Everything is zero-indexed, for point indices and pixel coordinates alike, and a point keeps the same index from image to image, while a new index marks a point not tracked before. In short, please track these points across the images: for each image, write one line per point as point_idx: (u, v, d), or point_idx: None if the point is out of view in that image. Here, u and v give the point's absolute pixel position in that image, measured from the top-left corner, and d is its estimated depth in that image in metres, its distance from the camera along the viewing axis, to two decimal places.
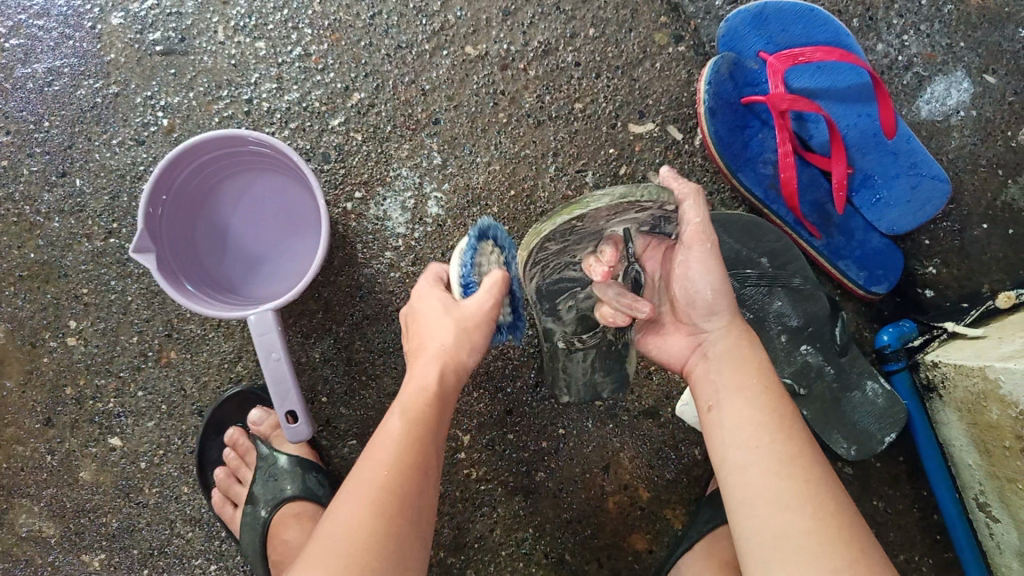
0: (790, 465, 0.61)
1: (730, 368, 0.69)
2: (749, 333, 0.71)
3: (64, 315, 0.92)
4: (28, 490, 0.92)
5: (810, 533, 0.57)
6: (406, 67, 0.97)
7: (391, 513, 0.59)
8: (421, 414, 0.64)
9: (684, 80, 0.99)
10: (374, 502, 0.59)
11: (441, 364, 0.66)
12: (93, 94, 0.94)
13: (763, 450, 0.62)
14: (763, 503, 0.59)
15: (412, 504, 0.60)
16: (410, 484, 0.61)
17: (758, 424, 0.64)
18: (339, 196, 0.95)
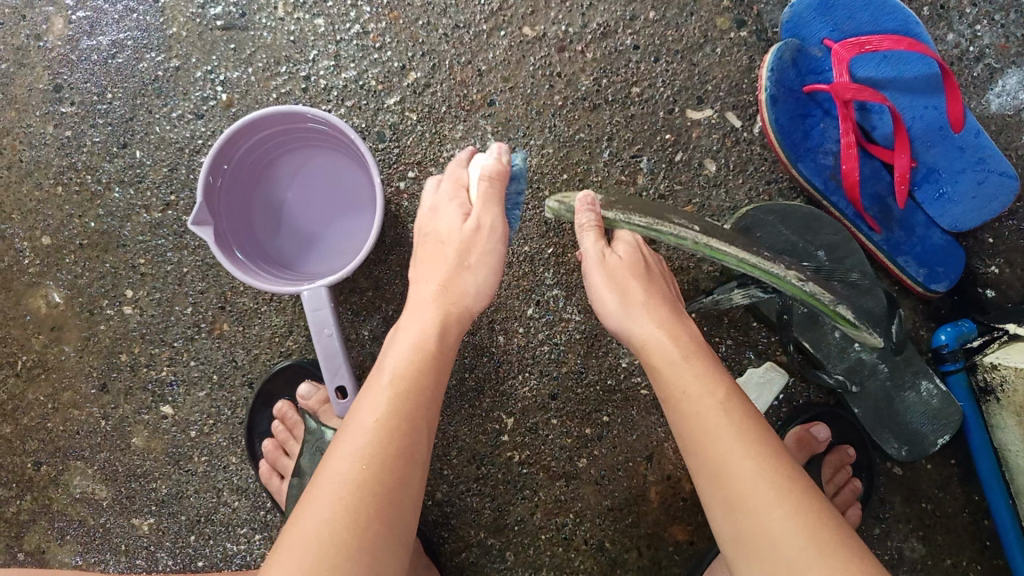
0: (732, 437, 0.60)
1: (671, 373, 0.66)
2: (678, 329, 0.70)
3: (121, 284, 0.94)
4: (81, 453, 0.94)
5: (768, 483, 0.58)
6: (462, 47, 0.96)
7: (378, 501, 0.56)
8: (398, 407, 0.61)
9: (745, 67, 0.97)
10: (351, 493, 0.56)
11: (417, 351, 0.65)
12: (155, 67, 0.96)
13: (717, 450, 0.60)
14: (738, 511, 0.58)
15: (400, 489, 0.58)
16: (392, 472, 0.58)
17: (701, 413, 0.63)
18: (393, 174, 0.96)
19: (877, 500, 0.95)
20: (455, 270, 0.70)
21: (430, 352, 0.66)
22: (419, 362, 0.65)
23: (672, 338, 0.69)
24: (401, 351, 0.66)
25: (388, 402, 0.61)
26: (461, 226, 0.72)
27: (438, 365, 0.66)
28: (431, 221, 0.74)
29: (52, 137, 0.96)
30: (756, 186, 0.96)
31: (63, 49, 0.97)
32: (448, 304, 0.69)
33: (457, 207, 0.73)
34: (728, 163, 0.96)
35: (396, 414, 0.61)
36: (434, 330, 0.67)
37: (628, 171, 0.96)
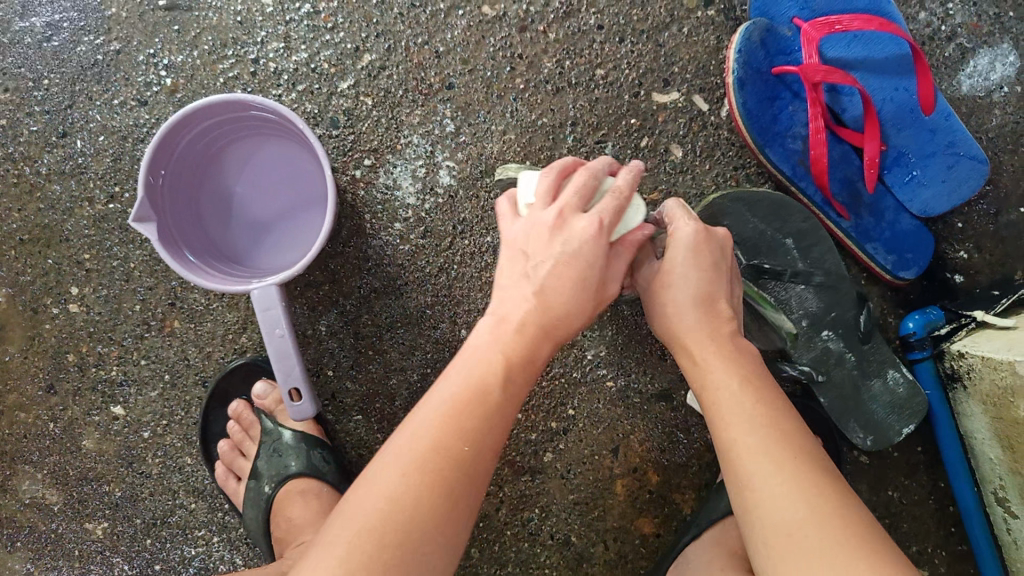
0: (751, 406, 0.60)
1: (706, 348, 0.63)
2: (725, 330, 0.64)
3: (66, 282, 0.90)
4: (31, 457, 0.91)
5: (787, 451, 0.56)
6: (419, 27, 0.92)
7: (433, 498, 0.52)
8: (473, 393, 0.56)
9: (712, 47, 0.94)
10: (425, 465, 0.53)
11: (505, 344, 0.59)
12: (93, 51, 0.91)
13: (739, 419, 0.59)
14: (748, 499, 0.56)
15: (461, 480, 0.53)
16: (466, 453, 0.54)
17: (732, 381, 0.61)
18: (348, 162, 0.92)
19: None
20: (576, 314, 0.60)
21: (539, 362, 0.60)
22: (515, 361, 0.58)
23: (719, 336, 0.64)
24: (481, 334, 0.60)
25: (464, 387, 0.57)
26: (604, 262, 0.60)
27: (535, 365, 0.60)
28: (565, 234, 0.59)
29: None
30: (724, 172, 0.94)
31: None
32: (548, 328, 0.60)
33: (597, 224, 0.59)
34: (694, 149, 0.93)
35: (465, 399, 0.56)
36: (534, 326, 0.59)
37: (592, 157, 0.93)
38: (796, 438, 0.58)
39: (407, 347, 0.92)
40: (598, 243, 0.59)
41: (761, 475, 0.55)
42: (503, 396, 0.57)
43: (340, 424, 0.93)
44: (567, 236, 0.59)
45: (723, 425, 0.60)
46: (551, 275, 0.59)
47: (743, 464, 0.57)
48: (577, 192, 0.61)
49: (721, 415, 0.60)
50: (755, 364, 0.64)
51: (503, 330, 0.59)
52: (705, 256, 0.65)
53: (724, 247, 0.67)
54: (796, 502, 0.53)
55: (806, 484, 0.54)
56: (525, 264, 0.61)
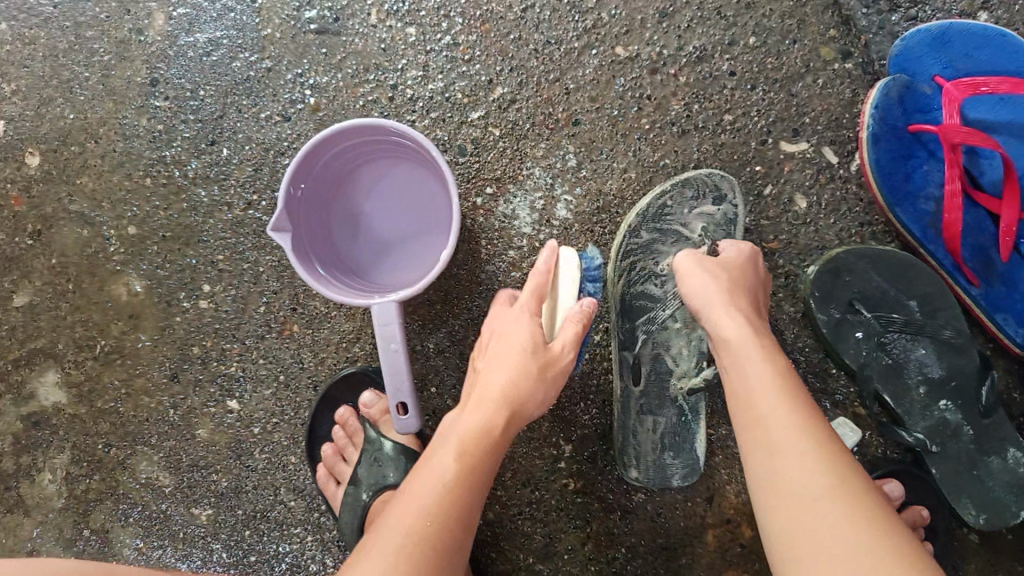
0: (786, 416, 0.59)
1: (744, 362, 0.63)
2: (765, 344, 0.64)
3: (199, 279, 0.96)
4: (151, 439, 0.97)
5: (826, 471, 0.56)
6: (552, 64, 0.94)
7: (442, 542, 0.60)
8: (457, 477, 0.63)
9: (847, 100, 0.92)
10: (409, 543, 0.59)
11: (484, 426, 0.66)
12: (247, 68, 0.97)
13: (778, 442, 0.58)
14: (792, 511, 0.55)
15: (462, 542, 0.62)
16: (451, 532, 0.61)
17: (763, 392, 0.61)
18: (470, 189, 0.95)
19: (950, 567, 0.91)
20: (530, 380, 0.69)
21: (497, 432, 0.66)
22: (481, 436, 0.66)
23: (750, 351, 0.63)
24: (462, 421, 0.67)
25: (444, 477, 0.63)
26: (509, 343, 0.72)
27: (500, 445, 0.67)
28: (507, 328, 0.74)
29: (144, 130, 0.99)
30: (848, 227, 0.91)
31: (163, 45, 0.98)
32: (512, 403, 0.68)
33: (521, 313, 0.75)
34: (820, 201, 0.92)
35: (449, 480, 0.63)
36: (501, 410, 0.67)
37: None
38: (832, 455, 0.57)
39: None
40: (523, 317, 0.74)
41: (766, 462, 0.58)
42: (480, 478, 0.65)
43: None
44: (501, 321, 0.76)
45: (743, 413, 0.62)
46: (493, 345, 0.73)
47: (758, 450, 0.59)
48: (534, 292, 0.76)
49: (747, 396, 0.62)
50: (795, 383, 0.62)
51: (477, 399, 0.69)
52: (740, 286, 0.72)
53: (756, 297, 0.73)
54: (808, 473, 0.56)
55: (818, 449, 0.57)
56: (498, 336, 0.74)
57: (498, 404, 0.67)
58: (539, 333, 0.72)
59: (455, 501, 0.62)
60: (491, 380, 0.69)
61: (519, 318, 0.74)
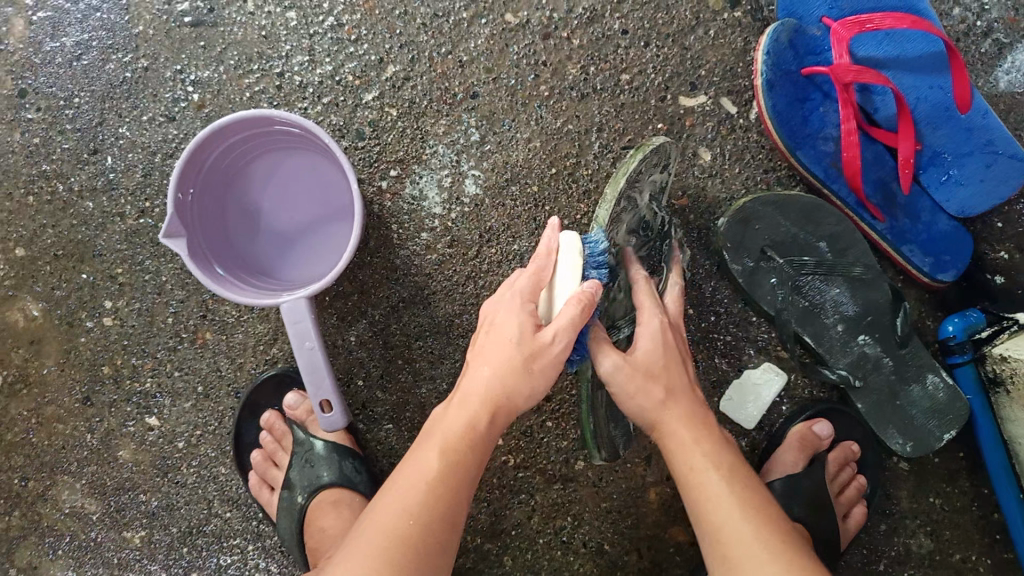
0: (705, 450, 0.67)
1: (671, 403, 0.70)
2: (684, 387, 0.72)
3: (100, 296, 0.92)
4: (68, 467, 0.93)
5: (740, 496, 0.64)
6: (442, 37, 0.93)
7: (419, 550, 0.59)
8: (440, 478, 0.61)
9: (740, 49, 0.93)
10: (392, 547, 0.58)
11: (465, 426, 0.63)
12: (123, 69, 0.93)
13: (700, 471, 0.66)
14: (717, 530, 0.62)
15: (443, 545, 0.60)
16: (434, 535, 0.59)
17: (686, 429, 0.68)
18: (374, 173, 0.92)
19: (883, 496, 0.93)
20: (517, 376, 0.63)
21: (480, 430, 0.63)
22: (457, 435, 0.62)
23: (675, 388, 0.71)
24: (450, 420, 0.64)
25: (423, 479, 0.61)
26: (499, 332, 0.65)
27: (486, 442, 0.63)
28: (495, 315, 0.67)
29: (22, 146, 0.94)
30: (754, 175, 0.92)
31: (27, 52, 0.94)
32: (494, 400, 0.63)
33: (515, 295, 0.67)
34: (724, 152, 0.92)
35: (425, 487, 0.61)
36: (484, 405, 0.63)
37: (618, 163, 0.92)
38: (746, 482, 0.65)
39: (436, 357, 0.92)
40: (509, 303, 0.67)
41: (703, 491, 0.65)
42: (462, 480, 0.62)
43: (371, 433, 0.93)
44: (494, 305, 0.68)
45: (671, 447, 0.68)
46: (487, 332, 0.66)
47: (691, 481, 0.66)
48: (531, 277, 0.68)
49: (674, 433, 0.69)
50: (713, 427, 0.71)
51: (463, 398, 0.64)
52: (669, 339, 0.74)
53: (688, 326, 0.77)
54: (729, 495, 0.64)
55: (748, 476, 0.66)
56: (489, 324, 0.67)
57: (481, 402, 0.63)
58: (529, 320, 0.65)
59: (436, 504, 0.60)
60: (474, 377, 0.64)
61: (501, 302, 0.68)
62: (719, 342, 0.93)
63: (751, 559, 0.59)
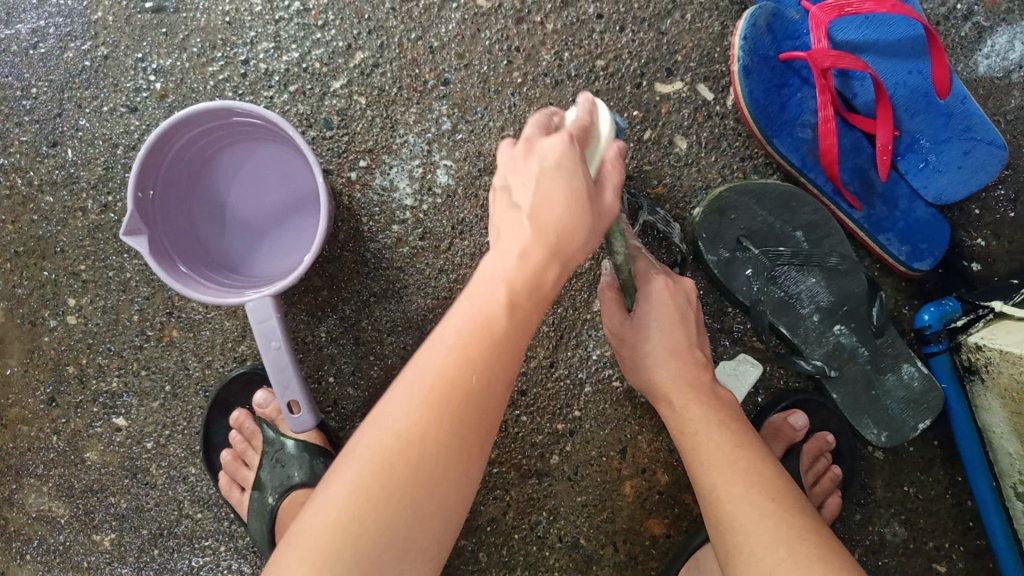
0: (721, 433, 0.68)
1: (685, 377, 0.72)
2: (698, 362, 0.73)
3: (62, 294, 0.89)
4: (36, 469, 0.91)
5: (753, 478, 0.64)
6: (412, 22, 0.90)
7: (470, 391, 0.50)
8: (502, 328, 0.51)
9: (717, 34, 0.90)
10: (431, 402, 0.49)
11: (510, 274, 0.51)
12: (80, 58, 0.89)
13: (710, 455, 0.67)
14: (725, 511, 0.62)
15: (484, 407, 0.51)
16: (472, 392, 0.50)
17: (699, 412, 0.70)
18: (343, 164, 0.90)
19: (858, 486, 0.93)
20: (577, 227, 0.52)
21: (547, 287, 0.52)
22: (519, 288, 0.51)
23: (684, 365, 0.72)
24: (497, 256, 0.52)
25: (471, 318, 0.51)
26: (560, 172, 0.52)
27: (548, 297, 0.53)
28: (519, 166, 0.54)
29: None
30: (730, 164, 0.91)
31: None
32: (554, 246, 0.52)
33: (566, 137, 0.53)
34: (700, 140, 0.90)
35: (481, 327, 0.50)
36: (539, 250, 0.51)
37: None
38: (757, 463, 0.65)
39: (409, 352, 0.91)
40: (572, 151, 0.53)
41: (708, 475, 0.66)
42: (521, 334, 0.52)
43: (344, 430, 0.91)
44: (539, 153, 0.53)
45: (684, 432, 0.70)
46: (535, 198, 0.52)
47: (700, 461, 0.67)
48: (538, 128, 0.57)
49: (687, 414, 0.70)
50: (728, 408, 0.71)
51: (507, 244, 0.52)
52: (673, 305, 0.73)
53: (691, 296, 0.75)
54: (736, 478, 0.64)
55: (755, 452, 0.67)
56: (509, 198, 0.54)
57: (536, 235, 0.51)
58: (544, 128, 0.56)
59: (485, 346, 0.50)
60: (512, 221, 0.53)
61: (552, 148, 0.53)
62: None
63: (748, 532, 0.60)
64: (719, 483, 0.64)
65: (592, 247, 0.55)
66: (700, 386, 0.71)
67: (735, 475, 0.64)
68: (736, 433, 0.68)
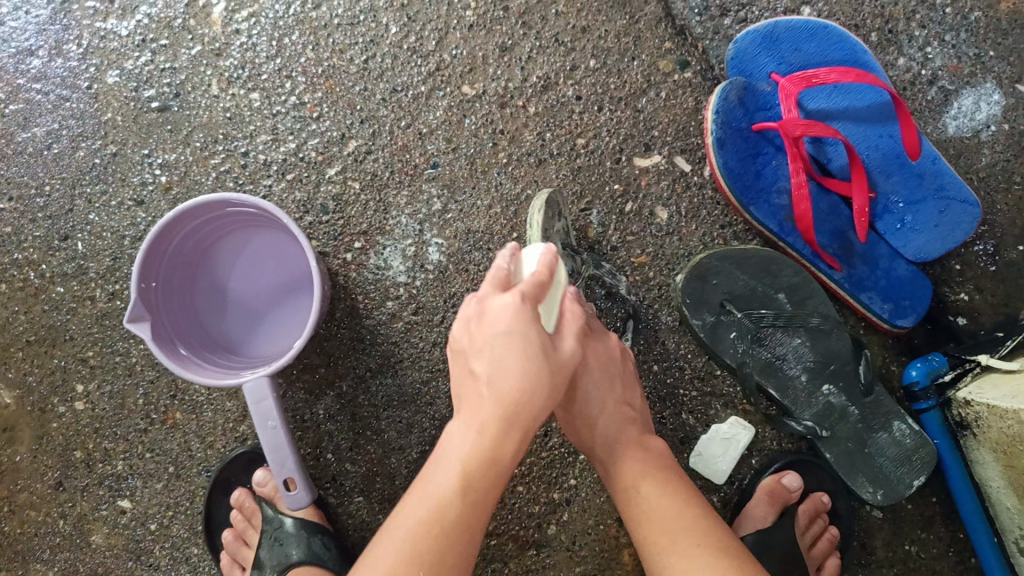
0: (650, 483, 0.68)
1: (613, 434, 0.73)
2: (630, 418, 0.74)
3: (71, 380, 0.93)
4: (43, 553, 0.93)
5: (684, 522, 0.64)
6: (402, 111, 0.95)
7: (489, 471, 0.56)
8: (500, 415, 0.55)
9: (691, 109, 0.95)
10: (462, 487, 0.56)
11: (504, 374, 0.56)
12: (92, 155, 0.95)
13: (642, 506, 0.67)
14: (659, 561, 0.63)
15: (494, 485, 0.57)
16: (491, 466, 0.56)
17: (632, 466, 0.70)
18: (338, 246, 0.94)
19: (858, 546, 0.93)
20: (526, 339, 0.56)
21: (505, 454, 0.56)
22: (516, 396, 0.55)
23: (613, 421, 0.73)
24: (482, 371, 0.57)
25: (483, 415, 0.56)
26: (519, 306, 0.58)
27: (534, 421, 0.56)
28: (477, 325, 0.58)
29: None
30: (710, 231, 0.94)
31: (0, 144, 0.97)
32: (531, 302, 0.58)
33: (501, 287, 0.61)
34: (680, 210, 0.94)
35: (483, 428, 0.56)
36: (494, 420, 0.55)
37: (578, 226, 0.94)
38: (690, 509, 0.66)
39: (405, 426, 0.93)
40: (524, 311, 0.57)
41: (641, 526, 0.66)
42: (515, 433, 0.56)
43: (343, 506, 0.93)
44: (486, 317, 0.58)
45: (617, 489, 0.71)
46: (489, 337, 0.57)
47: (633, 512, 0.68)
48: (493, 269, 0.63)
49: (620, 472, 0.71)
50: (663, 459, 0.72)
51: (484, 392, 0.56)
52: (603, 370, 0.74)
53: (615, 352, 0.77)
54: (670, 522, 0.64)
55: (684, 497, 0.67)
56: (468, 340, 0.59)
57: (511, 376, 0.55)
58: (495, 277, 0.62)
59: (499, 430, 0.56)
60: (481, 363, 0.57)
61: (506, 319, 0.57)
62: (686, 398, 0.93)
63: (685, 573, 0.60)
64: (649, 535, 0.65)
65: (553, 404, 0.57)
66: (632, 442, 0.72)
67: (668, 519, 0.65)
68: (670, 482, 0.69)
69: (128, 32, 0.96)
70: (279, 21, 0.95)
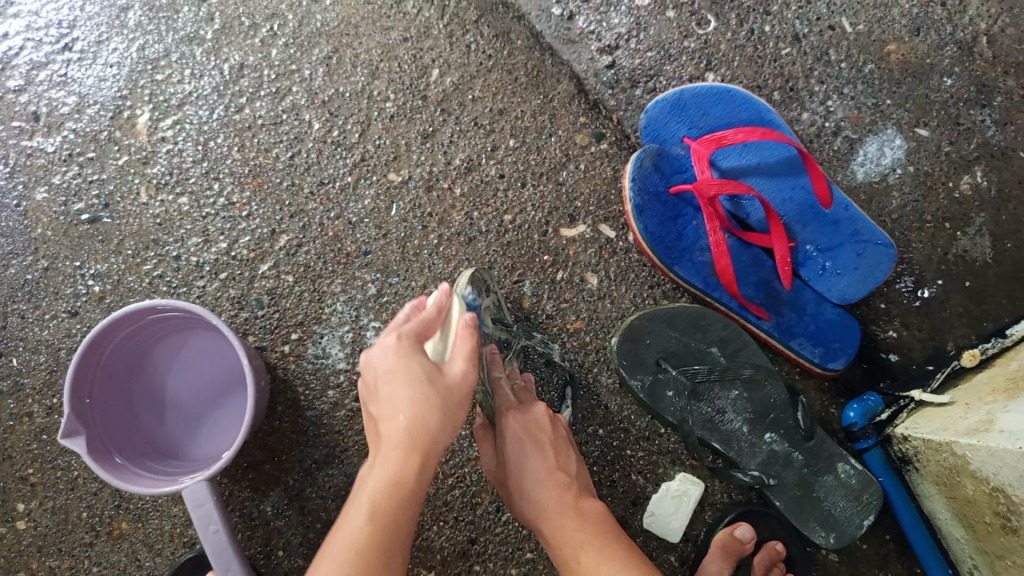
0: (589, 549, 0.68)
1: (548, 501, 0.73)
2: (565, 484, 0.75)
3: (12, 499, 0.92)
4: None
5: None
6: (330, 203, 0.97)
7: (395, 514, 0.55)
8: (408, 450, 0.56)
9: (610, 177, 0.99)
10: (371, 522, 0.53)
11: (418, 419, 0.57)
12: (24, 272, 0.96)
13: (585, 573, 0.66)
14: None
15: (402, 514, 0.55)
16: (394, 501, 0.55)
17: (570, 535, 0.70)
18: (276, 339, 0.94)
19: None
20: (430, 413, 0.57)
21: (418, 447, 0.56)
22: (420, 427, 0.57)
23: (546, 489, 0.74)
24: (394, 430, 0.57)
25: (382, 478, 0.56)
26: (411, 348, 0.61)
27: (442, 403, 0.58)
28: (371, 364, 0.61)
29: None
30: (640, 293, 0.96)
31: None
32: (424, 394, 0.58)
33: (395, 334, 0.62)
34: (609, 275, 0.96)
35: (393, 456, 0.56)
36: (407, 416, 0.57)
37: (511, 298, 0.95)
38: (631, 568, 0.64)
39: None
40: (402, 348, 0.60)
41: None
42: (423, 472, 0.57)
43: None
44: (375, 351, 0.61)
45: (558, 560, 0.70)
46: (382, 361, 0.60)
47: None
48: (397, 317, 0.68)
49: (559, 542, 0.70)
50: (602, 522, 0.72)
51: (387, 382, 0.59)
52: (531, 440, 0.77)
53: (544, 421, 0.80)
54: None
55: (623, 561, 0.66)
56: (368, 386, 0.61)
57: (403, 447, 0.56)
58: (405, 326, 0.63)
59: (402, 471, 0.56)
60: (387, 407, 0.58)
61: (387, 351, 0.60)
62: (633, 459, 0.94)
63: None
64: None
65: (453, 429, 0.59)
66: (567, 508, 0.72)
67: None
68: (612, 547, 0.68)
69: (55, 148, 0.98)
70: (204, 126, 0.98)
